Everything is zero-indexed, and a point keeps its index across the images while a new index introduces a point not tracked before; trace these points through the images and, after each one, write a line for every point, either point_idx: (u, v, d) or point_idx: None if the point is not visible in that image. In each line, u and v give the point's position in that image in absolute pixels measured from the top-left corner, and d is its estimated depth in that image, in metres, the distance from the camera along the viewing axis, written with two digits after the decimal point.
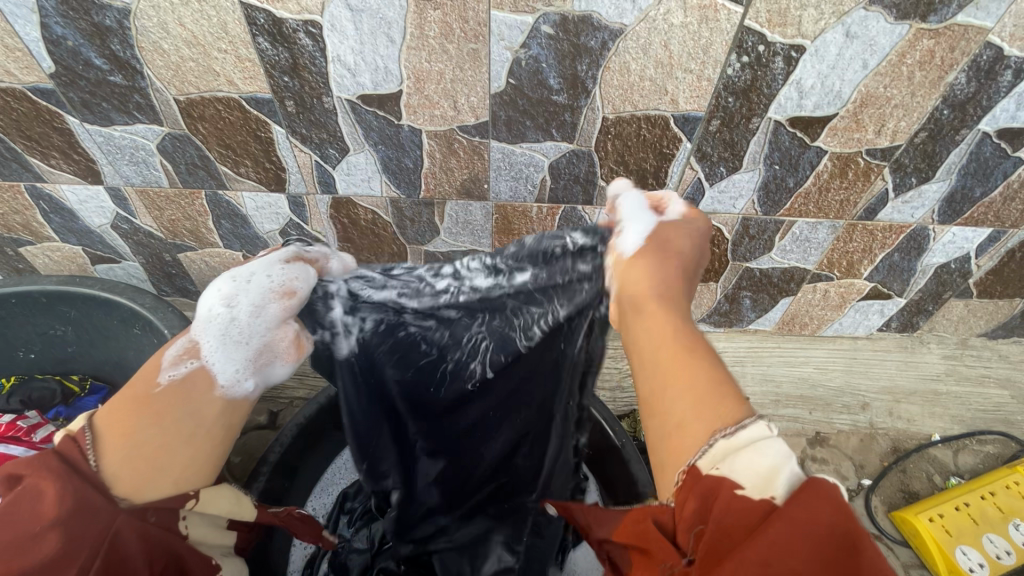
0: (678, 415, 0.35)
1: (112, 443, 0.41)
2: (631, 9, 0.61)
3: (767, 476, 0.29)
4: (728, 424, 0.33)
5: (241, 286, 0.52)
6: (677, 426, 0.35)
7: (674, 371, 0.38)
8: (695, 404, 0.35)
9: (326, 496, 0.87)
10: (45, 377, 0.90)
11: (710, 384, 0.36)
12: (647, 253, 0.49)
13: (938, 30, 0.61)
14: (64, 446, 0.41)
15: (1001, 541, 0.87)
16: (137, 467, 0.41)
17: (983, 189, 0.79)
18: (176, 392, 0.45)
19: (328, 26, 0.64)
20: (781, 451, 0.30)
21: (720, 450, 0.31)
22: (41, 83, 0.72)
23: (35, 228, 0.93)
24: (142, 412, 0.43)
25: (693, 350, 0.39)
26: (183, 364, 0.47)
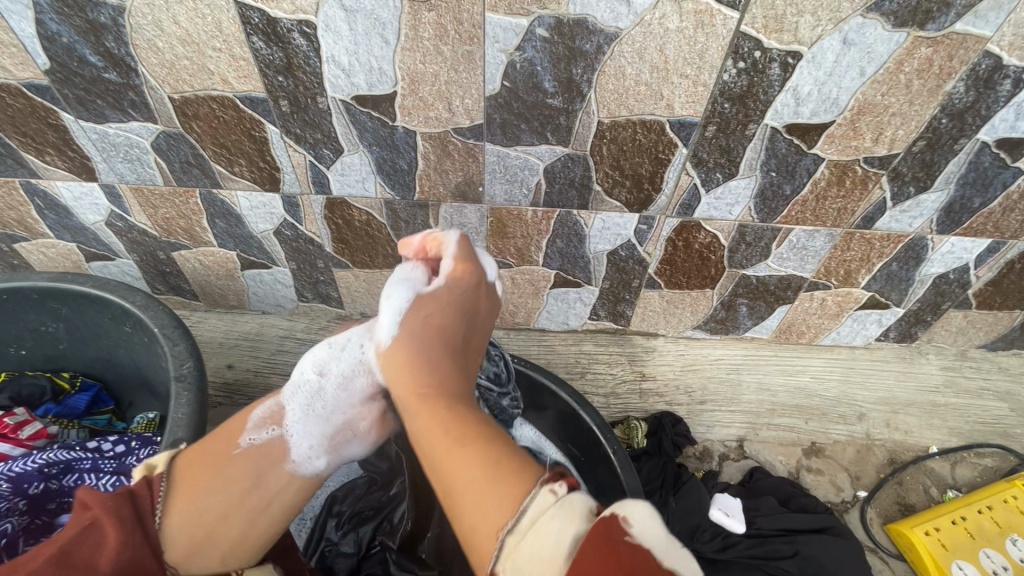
0: (473, 518, 0.44)
1: (177, 505, 0.54)
2: (626, 13, 0.61)
3: (548, 562, 0.38)
4: (511, 515, 0.42)
5: (337, 355, 0.64)
6: (474, 529, 0.43)
7: (454, 471, 0.47)
8: (483, 498, 0.44)
9: (314, 498, 0.87)
10: (35, 373, 0.89)
11: (491, 466, 0.46)
12: (402, 355, 0.59)
13: (936, 38, 0.61)
14: (139, 493, 0.54)
15: (997, 557, 0.86)
16: (188, 534, 0.54)
17: (983, 199, 0.78)
18: (250, 458, 0.57)
19: (323, 26, 0.64)
20: (557, 531, 0.39)
21: (510, 547, 0.40)
22: (36, 79, 0.71)
23: (30, 224, 0.93)
24: (210, 478, 0.55)
25: (470, 438, 0.49)
26: (263, 431, 0.59)
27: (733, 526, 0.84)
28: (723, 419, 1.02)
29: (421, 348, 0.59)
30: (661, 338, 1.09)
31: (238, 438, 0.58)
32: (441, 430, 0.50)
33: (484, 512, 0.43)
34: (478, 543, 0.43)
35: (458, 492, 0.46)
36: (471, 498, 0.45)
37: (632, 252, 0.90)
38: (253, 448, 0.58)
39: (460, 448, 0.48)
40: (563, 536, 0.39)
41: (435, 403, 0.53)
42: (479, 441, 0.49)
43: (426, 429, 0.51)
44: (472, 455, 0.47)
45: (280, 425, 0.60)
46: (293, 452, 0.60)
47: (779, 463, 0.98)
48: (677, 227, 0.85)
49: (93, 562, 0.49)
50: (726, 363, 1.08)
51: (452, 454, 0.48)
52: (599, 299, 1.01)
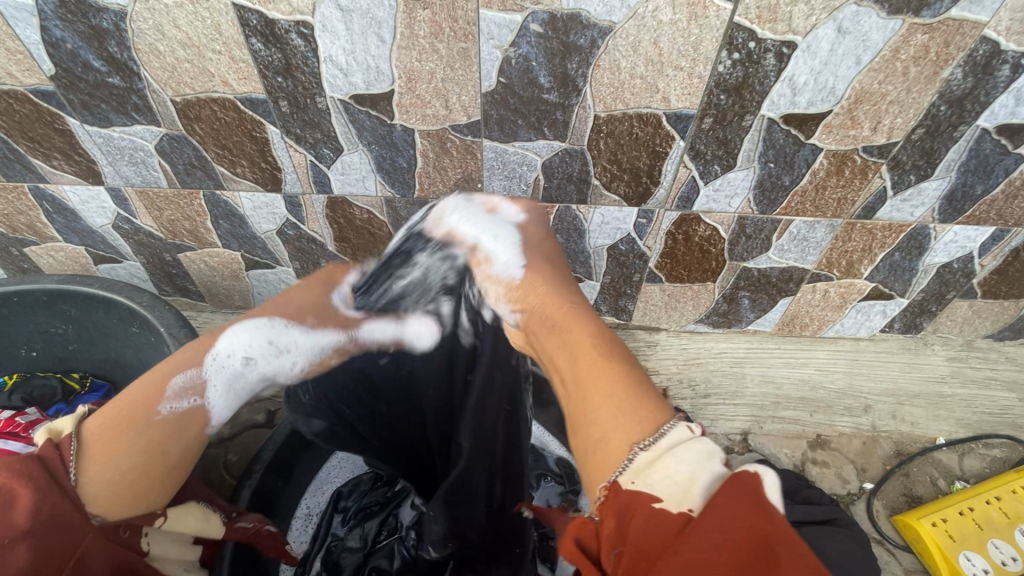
0: (600, 429, 0.39)
1: (94, 464, 0.43)
2: (619, 6, 0.61)
3: (685, 485, 0.33)
4: (650, 433, 0.37)
5: (269, 355, 0.53)
6: (599, 440, 0.38)
7: (596, 384, 0.41)
8: (618, 415, 0.38)
9: (321, 495, 0.89)
10: (47, 375, 0.92)
11: (632, 397, 0.39)
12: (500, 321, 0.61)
13: (932, 25, 0.61)
14: (47, 453, 0.43)
15: (1006, 548, 0.85)
16: (116, 492, 0.44)
17: (985, 186, 0.77)
18: (174, 424, 0.46)
19: (320, 27, 0.65)
20: (698, 459, 0.35)
21: (643, 463, 0.35)
22: (43, 85, 0.73)
23: (39, 228, 0.95)
24: (133, 434, 0.44)
25: (608, 355, 0.43)
26: (185, 399, 0.47)
27: None
28: (727, 413, 1.02)
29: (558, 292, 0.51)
30: (664, 333, 1.09)
31: (157, 403, 0.46)
32: (578, 366, 0.43)
33: (612, 430, 0.38)
34: (603, 456, 0.37)
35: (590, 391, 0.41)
36: (598, 412, 0.40)
37: (632, 246, 0.90)
38: (174, 417, 0.46)
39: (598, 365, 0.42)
40: (699, 471, 0.34)
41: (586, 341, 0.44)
42: (623, 372, 0.41)
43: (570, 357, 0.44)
44: (614, 383, 0.41)
45: (205, 396, 0.49)
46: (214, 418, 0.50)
47: (784, 456, 0.98)
48: (677, 220, 0.85)
49: (8, 519, 0.40)
50: (729, 357, 1.08)
51: (595, 366, 0.42)
52: (601, 294, 1.01)
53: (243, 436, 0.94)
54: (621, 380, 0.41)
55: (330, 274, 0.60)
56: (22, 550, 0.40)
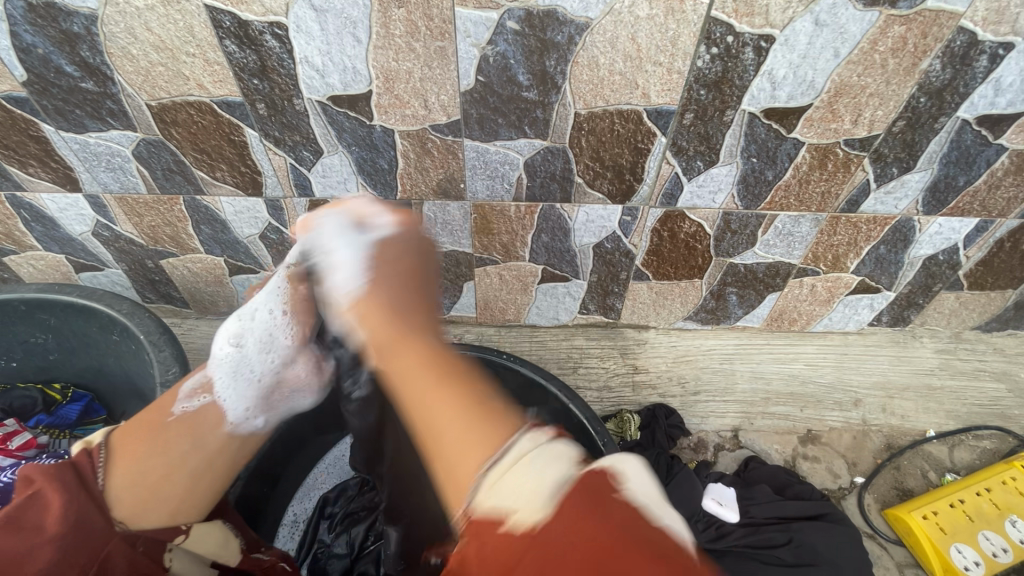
0: (446, 450, 0.34)
1: (120, 467, 0.50)
2: (595, 2, 0.60)
3: (532, 496, 0.30)
4: (494, 449, 0.33)
5: (248, 326, 0.60)
6: (445, 463, 0.33)
7: (434, 399, 0.36)
8: (461, 431, 0.34)
9: (308, 501, 0.88)
10: (26, 386, 0.90)
11: (478, 406, 0.36)
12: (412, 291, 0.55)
13: (908, 16, 0.60)
14: (80, 459, 0.50)
15: (997, 539, 0.85)
16: (137, 492, 0.50)
17: (967, 177, 0.77)
18: (185, 423, 0.55)
19: (294, 27, 0.64)
20: (546, 465, 0.31)
21: (490, 482, 0.31)
22: (15, 92, 0.72)
23: (18, 237, 0.94)
24: (148, 440, 0.52)
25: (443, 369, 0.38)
26: (195, 399, 0.57)
27: (725, 516, 0.84)
28: (717, 409, 1.02)
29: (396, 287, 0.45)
30: (653, 330, 1.08)
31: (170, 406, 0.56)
32: (410, 382, 0.38)
33: (462, 437, 0.34)
34: (451, 475, 0.33)
35: (432, 413, 0.36)
36: (442, 423, 0.35)
37: (618, 244, 0.90)
38: (187, 415, 0.56)
39: (440, 379, 0.38)
40: (545, 481, 0.30)
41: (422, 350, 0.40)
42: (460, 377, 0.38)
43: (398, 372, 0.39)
44: (450, 401, 0.36)
45: (211, 392, 0.58)
46: (230, 415, 0.58)
47: (775, 451, 0.98)
48: (662, 217, 0.85)
49: (42, 521, 0.44)
50: (718, 353, 1.07)
51: (416, 391, 0.37)
52: (589, 293, 1.00)
53: None
54: (472, 392, 0.37)
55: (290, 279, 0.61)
56: (50, 549, 0.43)
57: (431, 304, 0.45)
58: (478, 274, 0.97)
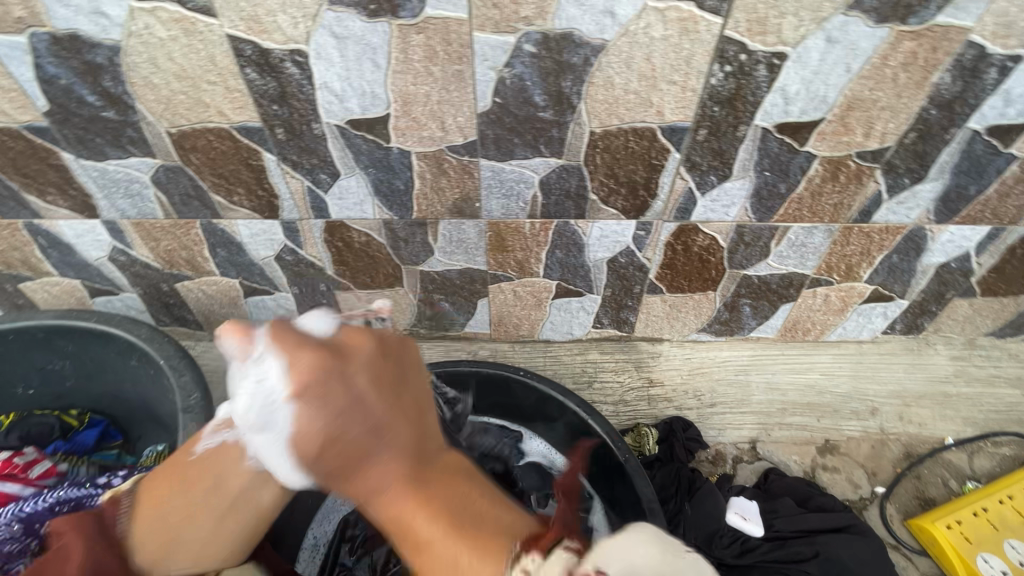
0: (446, 560, 0.39)
1: (143, 512, 0.55)
2: (611, 24, 0.62)
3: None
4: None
5: None
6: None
7: (431, 513, 0.41)
8: (465, 550, 0.39)
9: (327, 523, 0.85)
10: (44, 413, 0.90)
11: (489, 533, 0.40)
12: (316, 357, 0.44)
13: (918, 32, 0.61)
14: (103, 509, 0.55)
15: (1023, 547, 0.84)
16: (154, 541, 0.54)
17: (978, 186, 0.78)
18: (203, 464, 0.55)
19: (314, 54, 0.65)
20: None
21: None
22: (36, 122, 0.73)
23: (34, 263, 0.94)
24: (172, 483, 0.55)
25: (445, 482, 0.44)
26: (216, 436, 0.56)
27: (747, 529, 0.83)
28: (734, 421, 1.02)
29: (310, 420, 0.42)
30: (667, 342, 1.08)
31: (194, 444, 0.57)
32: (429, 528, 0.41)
33: (466, 563, 0.39)
34: None
35: (427, 544, 0.40)
36: (441, 560, 0.39)
37: (632, 258, 0.90)
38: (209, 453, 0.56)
39: (425, 508, 0.41)
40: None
41: (400, 468, 0.42)
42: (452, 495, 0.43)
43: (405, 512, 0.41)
44: (438, 528, 0.40)
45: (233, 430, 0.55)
46: (254, 453, 0.51)
47: (794, 463, 0.97)
48: (675, 231, 0.85)
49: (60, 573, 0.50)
50: (733, 365, 1.07)
51: (422, 532, 0.41)
52: (602, 307, 1.00)
53: None
54: (457, 514, 0.41)
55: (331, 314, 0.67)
56: None
57: (396, 411, 0.44)
58: (492, 290, 0.97)
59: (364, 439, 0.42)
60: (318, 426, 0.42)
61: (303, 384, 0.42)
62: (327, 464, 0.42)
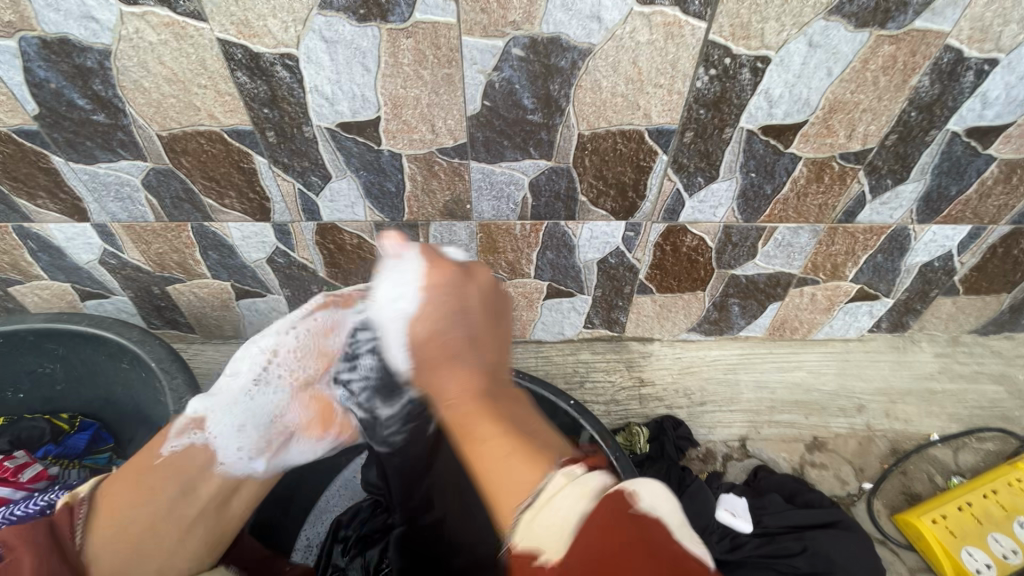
0: (496, 449, 0.41)
1: (101, 522, 0.56)
2: (598, 29, 0.63)
3: (559, 528, 0.33)
4: (528, 491, 0.37)
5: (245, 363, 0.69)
6: (507, 481, 0.38)
7: (473, 428, 0.44)
8: (514, 449, 0.41)
9: (320, 524, 0.87)
10: (34, 417, 0.89)
11: (528, 449, 0.41)
12: (452, 293, 0.54)
13: (897, 36, 0.63)
14: (61, 518, 0.55)
15: (1006, 541, 0.86)
16: (115, 546, 0.55)
17: (959, 186, 0.80)
18: (171, 465, 0.61)
19: (304, 58, 0.65)
20: (589, 483, 0.35)
21: (527, 515, 0.35)
22: (26, 125, 0.73)
23: (24, 266, 0.94)
24: (136, 489, 0.58)
25: (485, 409, 0.45)
26: (181, 440, 0.63)
27: (736, 525, 0.84)
28: (724, 420, 1.03)
29: (456, 339, 0.51)
30: (657, 342, 1.09)
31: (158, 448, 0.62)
32: (481, 440, 0.42)
33: (516, 462, 0.40)
34: (505, 492, 0.38)
35: (481, 440, 0.43)
36: (493, 454, 0.41)
37: (622, 259, 0.91)
38: (174, 455, 0.62)
39: (492, 419, 0.44)
40: (572, 511, 0.34)
41: (470, 383, 0.47)
42: (507, 417, 0.45)
43: (484, 429, 0.43)
44: (501, 438, 0.42)
45: (203, 430, 0.65)
46: (224, 458, 0.64)
47: (783, 460, 0.98)
48: (664, 231, 0.87)
49: None
50: (722, 363, 1.08)
51: (481, 426, 0.44)
52: (593, 308, 1.01)
53: None
54: (518, 431, 0.43)
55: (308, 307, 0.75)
56: None
57: (481, 337, 0.52)
58: None
59: (456, 346, 0.50)
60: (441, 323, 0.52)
61: (433, 286, 0.55)
62: (422, 354, 0.52)
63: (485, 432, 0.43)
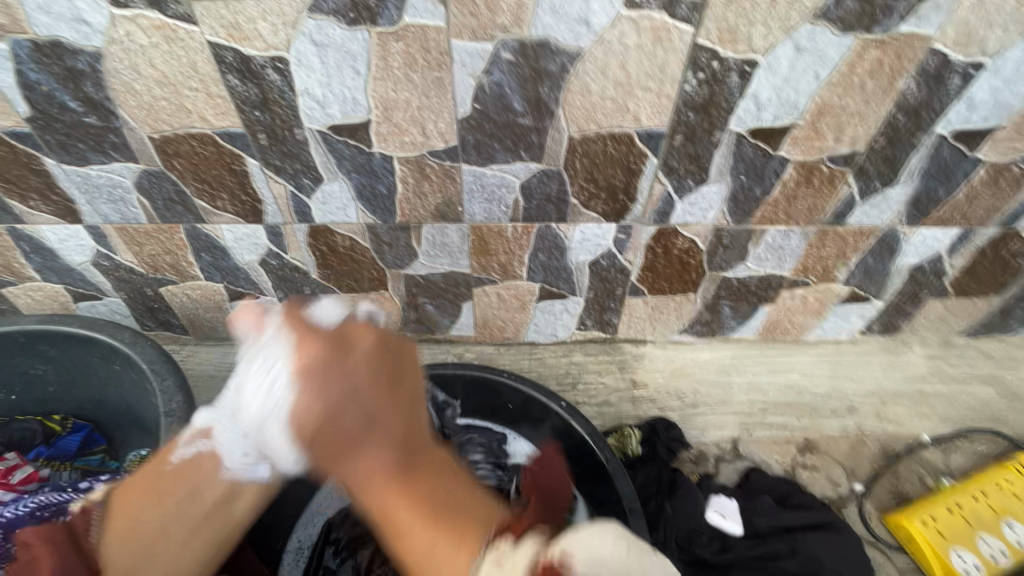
0: (420, 538, 0.43)
1: (114, 530, 0.57)
2: (586, 32, 0.63)
3: None
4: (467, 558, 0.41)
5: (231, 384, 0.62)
6: (433, 566, 0.42)
7: (396, 513, 0.44)
8: (440, 531, 0.43)
9: (312, 527, 0.87)
10: (27, 419, 0.92)
11: (457, 526, 0.43)
12: (327, 360, 0.51)
13: (883, 41, 0.63)
14: (76, 521, 0.57)
15: (996, 542, 0.86)
16: (129, 550, 0.56)
17: (947, 189, 0.80)
18: (182, 471, 0.61)
19: (295, 61, 0.66)
20: (523, 557, 0.39)
21: None
22: (18, 127, 0.73)
23: (16, 268, 0.94)
24: (145, 495, 0.59)
25: (404, 488, 0.45)
26: (192, 445, 0.63)
27: (726, 527, 0.85)
28: (716, 422, 1.03)
29: (353, 426, 0.47)
30: (650, 344, 1.10)
31: (169, 454, 0.62)
32: (404, 516, 0.44)
33: (443, 547, 0.42)
34: (438, 568, 0.42)
35: (406, 529, 0.44)
36: (419, 542, 0.43)
37: (613, 261, 0.92)
38: (183, 462, 0.62)
39: (407, 501, 0.45)
40: None
41: (388, 454, 0.46)
42: (420, 493, 0.46)
43: (374, 489, 0.45)
44: (419, 517, 0.44)
45: (209, 439, 0.63)
46: (229, 461, 0.62)
47: (775, 462, 0.99)
48: (655, 233, 0.87)
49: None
50: (715, 365, 1.09)
51: (394, 505, 0.45)
52: (586, 309, 1.02)
53: None
54: (434, 506, 0.45)
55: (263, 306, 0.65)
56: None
57: (378, 413, 0.48)
58: (476, 293, 0.98)
59: (354, 429, 0.47)
60: (354, 390, 0.49)
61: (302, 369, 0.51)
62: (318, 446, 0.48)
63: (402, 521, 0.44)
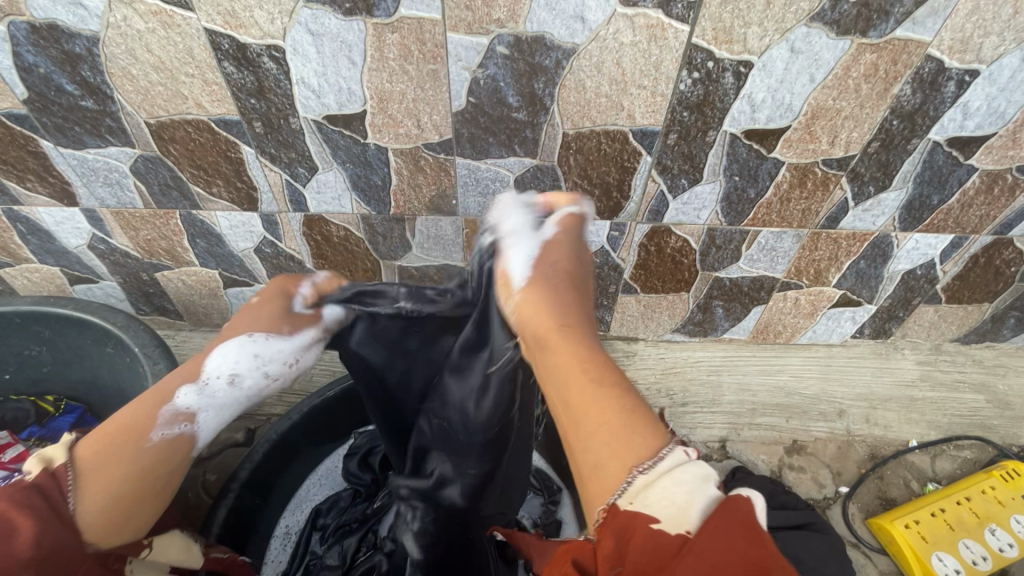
0: (601, 445, 0.39)
1: (91, 493, 0.45)
2: (581, 29, 0.63)
3: (681, 510, 0.34)
4: (649, 458, 0.37)
5: (253, 367, 0.56)
6: (592, 468, 0.39)
7: (584, 402, 0.42)
8: (619, 441, 0.39)
9: (300, 513, 0.88)
10: (21, 399, 0.92)
11: (630, 425, 0.40)
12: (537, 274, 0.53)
13: (878, 45, 0.63)
14: (43, 481, 0.44)
15: (977, 547, 0.87)
16: (109, 519, 0.45)
17: (940, 196, 0.80)
18: (162, 452, 0.49)
19: (291, 50, 0.66)
20: (696, 474, 0.36)
21: (642, 485, 0.36)
22: (15, 109, 0.73)
23: (13, 249, 0.95)
24: (125, 463, 0.46)
25: (602, 388, 0.43)
26: (176, 426, 0.50)
27: None
28: (704, 420, 1.03)
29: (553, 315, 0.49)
30: (642, 342, 1.11)
31: (149, 430, 0.49)
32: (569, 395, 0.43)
33: (618, 451, 0.38)
34: (599, 477, 0.38)
35: (589, 437, 0.40)
36: (600, 445, 0.39)
37: (606, 258, 0.92)
38: (165, 444, 0.49)
39: (591, 389, 0.42)
40: (696, 494, 0.35)
41: (586, 365, 0.44)
42: (608, 393, 0.42)
43: (562, 368, 0.45)
44: (603, 408, 0.41)
45: (194, 420, 0.52)
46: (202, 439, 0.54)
47: (761, 461, 0.99)
48: (648, 232, 0.87)
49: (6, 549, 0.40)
50: (706, 365, 1.09)
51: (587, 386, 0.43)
52: None
53: (221, 456, 0.94)
54: (616, 413, 0.41)
55: (281, 286, 0.61)
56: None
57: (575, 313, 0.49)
58: None
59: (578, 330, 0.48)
60: (558, 269, 0.54)
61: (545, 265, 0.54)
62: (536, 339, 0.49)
63: (580, 423, 0.41)
